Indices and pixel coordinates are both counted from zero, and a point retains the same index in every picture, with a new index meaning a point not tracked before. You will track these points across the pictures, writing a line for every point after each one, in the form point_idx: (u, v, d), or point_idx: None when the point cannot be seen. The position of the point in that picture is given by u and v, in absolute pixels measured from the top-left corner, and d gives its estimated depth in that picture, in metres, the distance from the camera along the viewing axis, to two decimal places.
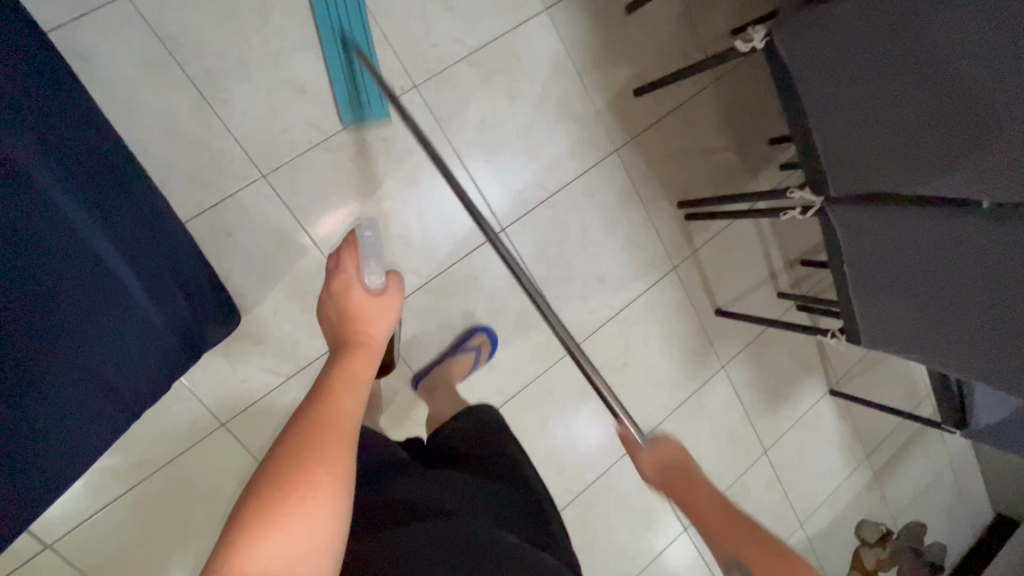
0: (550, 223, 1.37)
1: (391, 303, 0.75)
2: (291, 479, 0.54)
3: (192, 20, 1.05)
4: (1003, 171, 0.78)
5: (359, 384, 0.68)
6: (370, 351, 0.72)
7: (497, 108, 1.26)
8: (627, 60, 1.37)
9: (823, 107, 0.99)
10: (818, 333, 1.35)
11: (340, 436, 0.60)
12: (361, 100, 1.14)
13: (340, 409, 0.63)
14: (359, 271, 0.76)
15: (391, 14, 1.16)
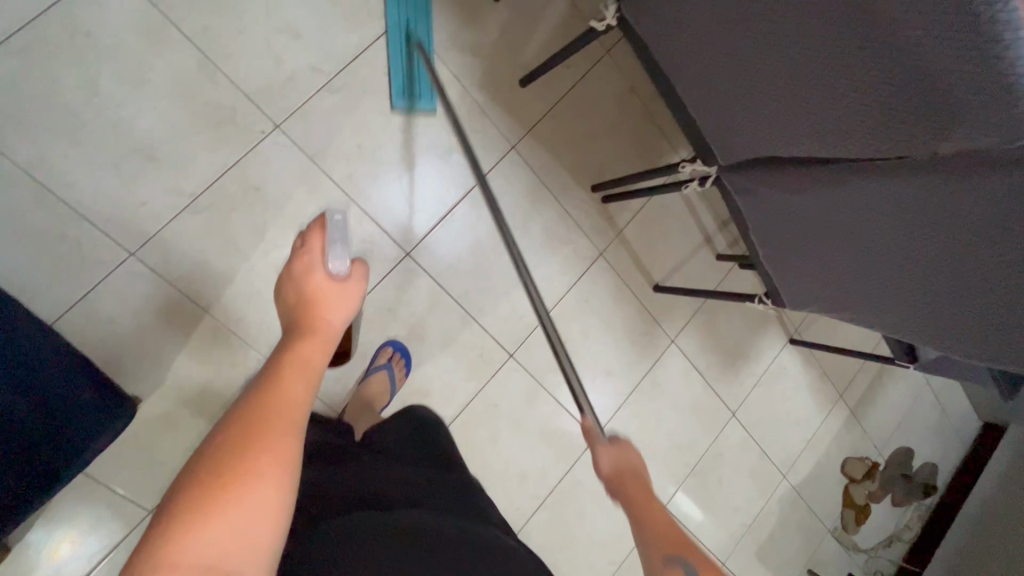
0: (459, 236, 1.31)
1: (350, 290, 0.75)
2: (232, 459, 0.47)
3: (11, 107, 0.96)
4: (857, 129, 0.72)
5: (310, 370, 0.61)
6: (325, 334, 0.67)
7: (374, 130, 1.20)
8: (504, 51, 1.29)
9: (699, 77, 0.92)
10: (747, 299, 1.33)
11: (286, 421, 0.52)
12: (413, 91, 1.21)
13: (289, 393, 0.55)
14: (323, 254, 0.76)
15: (233, 56, 1.09)
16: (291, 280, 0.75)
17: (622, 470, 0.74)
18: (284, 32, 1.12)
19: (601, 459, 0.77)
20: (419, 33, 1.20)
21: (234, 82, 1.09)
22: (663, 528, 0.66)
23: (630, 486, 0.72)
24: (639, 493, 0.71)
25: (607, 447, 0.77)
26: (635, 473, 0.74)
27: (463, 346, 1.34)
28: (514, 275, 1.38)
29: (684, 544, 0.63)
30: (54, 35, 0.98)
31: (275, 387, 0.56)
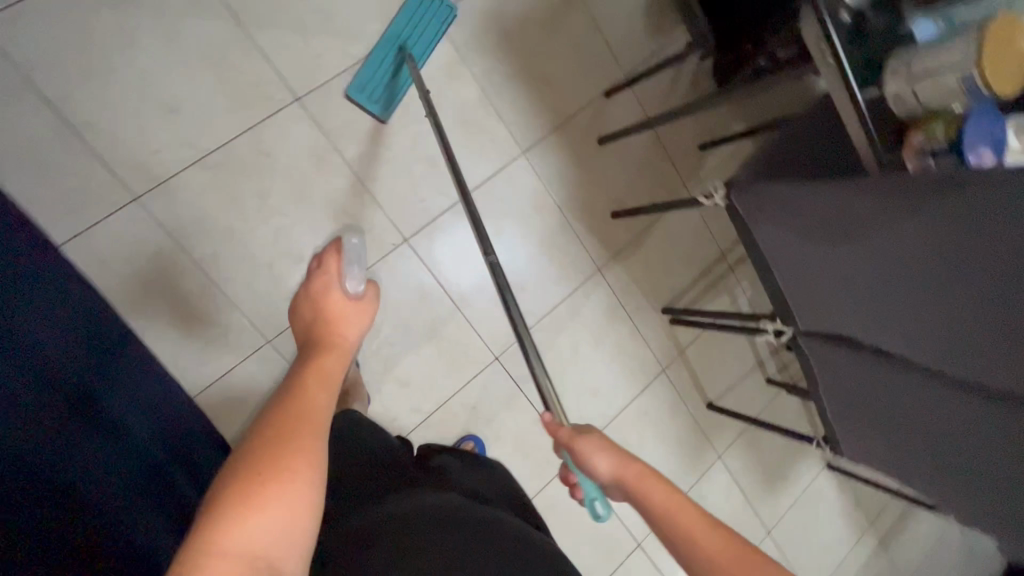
0: (542, 345, 1.43)
1: (363, 309, 0.84)
2: (269, 459, 0.56)
3: (197, 210, 1.11)
4: (967, 358, 0.83)
5: (328, 379, 0.71)
6: (342, 351, 0.78)
7: (484, 248, 1.35)
8: (603, 187, 1.45)
9: (789, 265, 1.04)
10: (803, 439, 1.43)
11: (313, 426, 0.62)
12: (393, 92, 1.23)
13: (314, 401, 0.65)
14: (341, 275, 0.85)
15: (379, 178, 1.24)
16: (309, 298, 0.84)
17: (624, 468, 0.74)
18: (423, 160, 1.28)
19: (593, 461, 0.76)
20: (414, 49, 1.23)
21: (376, 198, 1.25)
22: (713, 547, 0.64)
23: (640, 488, 0.72)
24: (664, 496, 0.71)
25: (593, 444, 0.77)
26: (637, 466, 0.74)
27: (532, 446, 1.44)
28: (585, 381, 1.49)
29: (739, 554, 0.63)
30: (241, 150, 1.13)
31: (300, 396, 0.66)
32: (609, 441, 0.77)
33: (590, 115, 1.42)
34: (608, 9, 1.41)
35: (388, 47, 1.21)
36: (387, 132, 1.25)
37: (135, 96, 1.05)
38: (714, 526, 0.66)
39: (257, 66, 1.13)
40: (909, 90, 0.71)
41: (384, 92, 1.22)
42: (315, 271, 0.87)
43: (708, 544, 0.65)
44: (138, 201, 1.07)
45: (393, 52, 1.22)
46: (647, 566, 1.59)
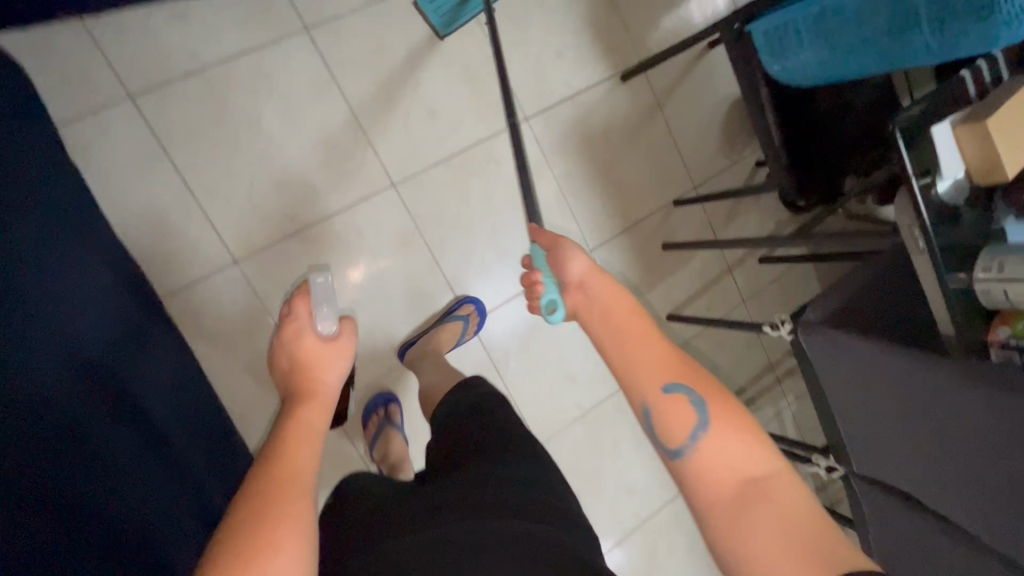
0: (584, 437, 1.44)
1: (341, 350, 0.75)
2: (252, 535, 0.49)
3: (287, 278, 1.19)
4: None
5: (313, 435, 0.64)
6: (324, 400, 0.70)
7: (541, 337, 1.39)
8: (662, 289, 1.49)
9: (854, 414, 0.99)
10: None
11: (299, 490, 0.55)
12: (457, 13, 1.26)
13: (295, 463, 0.58)
14: (312, 317, 0.77)
15: (453, 262, 1.30)
16: (283, 349, 0.75)
17: (596, 274, 0.74)
18: (496, 250, 1.33)
19: (570, 260, 0.75)
20: None
21: (449, 281, 1.30)
22: (656, 359, 0.66)
23: (604, 295, 0.72)
24: (626, 313, 0.70)
25: (575, 248, 0.76)
26: (609, 280, 0.73)
27: None
28: (620, 477, 1.49)
29: (682, 369, 0.66)
30: (334, 225, 1.21)
31: (281, 458, 0.58)
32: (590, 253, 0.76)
33: (657, 222, 1.47)
34: (686, 126, 1.48)
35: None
36: (468, 219, 1.30)
37: (250, 170, 1.15)
38: (667, 346, 0.68)
39: (360, 152, 1.23)
40: (1000, 290, 0.72)
41: (452, 8, 1.25)
42: (284, 316, 0.78)
43: (649, 357, 0.66)
44: (237, 264, 1.16)
45: None
46: None
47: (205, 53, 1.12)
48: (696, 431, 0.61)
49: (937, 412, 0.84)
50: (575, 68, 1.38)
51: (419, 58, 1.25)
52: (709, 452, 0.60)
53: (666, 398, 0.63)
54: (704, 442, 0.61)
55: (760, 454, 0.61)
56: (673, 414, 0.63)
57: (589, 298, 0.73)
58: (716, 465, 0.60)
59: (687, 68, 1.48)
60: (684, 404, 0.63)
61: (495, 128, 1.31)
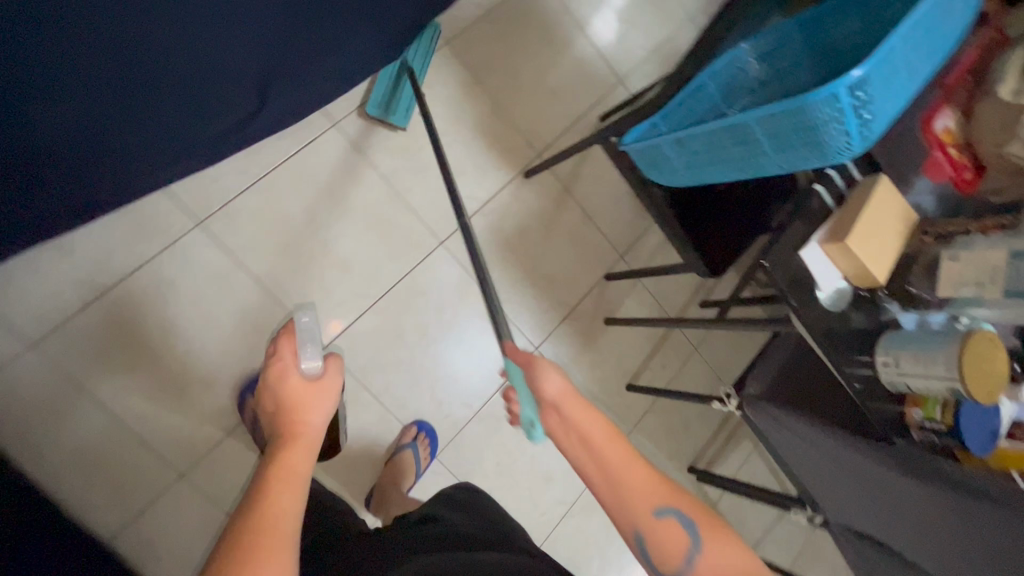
0: (575, 529, 1.44)
1: (326, 390, 0.71)
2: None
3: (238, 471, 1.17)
4: None
5: (294, 477, 0.61)
6: (309, 439, 0.67)
7: (508, 447, 1.39)
8: (615, 362, 1.51)
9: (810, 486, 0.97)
10: None
11: (278, 540, 0.54)
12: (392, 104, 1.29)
13: (274, 510, 0.57)
14: (296, 356, 0.73)
15: (404, 403, 1.30)
16: (267, 388, 0.72)
17: (570, 396, 0.73)
18: (443, 378, 1.34)
19: (546, 379, 0.73)
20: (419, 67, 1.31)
21: (403, 422, 1.30)
22: (648, 486, 0.68)
23: (579, 419, 0.71)
24: (605, 437, 0.70)
25: (548, 367, 0.74)
26: (586, 403, 0.72)
27: None
28: (620, 556, 1.49)
29: (662, 484, 0.69)
30: None
31: (261, 506, 0.57)
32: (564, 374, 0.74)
33: (594, 299, 1.50)
34: (599, 201, 1.52)
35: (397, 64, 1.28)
36: (408, 355, 1.31)
37: (177, 374, 1.14)
38: (651, 468, 0.69)
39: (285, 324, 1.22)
40: (903, 382, 0.76)
41: (387, 100, 1.29)
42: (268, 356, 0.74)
43: (636, 481, 0.68)
44: (182, 475, 1.13)
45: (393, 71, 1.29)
46: None
47: (103, 276, 1.10)
48: (690, 553, 0.66)
49: (875, 492, 0.85)
50: (478, 178, 1.41)
51: (322, 215, 1.26)
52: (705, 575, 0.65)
53: (660, 522, 0.66)
54: (703, 561, 0.66)
55: (745, 558, 0.67)
56: (669, 541, 0.66)
57: (563, 427, 0.72)
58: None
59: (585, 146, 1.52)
60: (677, 527, 0.66)
61: (413, 261, 1.33)
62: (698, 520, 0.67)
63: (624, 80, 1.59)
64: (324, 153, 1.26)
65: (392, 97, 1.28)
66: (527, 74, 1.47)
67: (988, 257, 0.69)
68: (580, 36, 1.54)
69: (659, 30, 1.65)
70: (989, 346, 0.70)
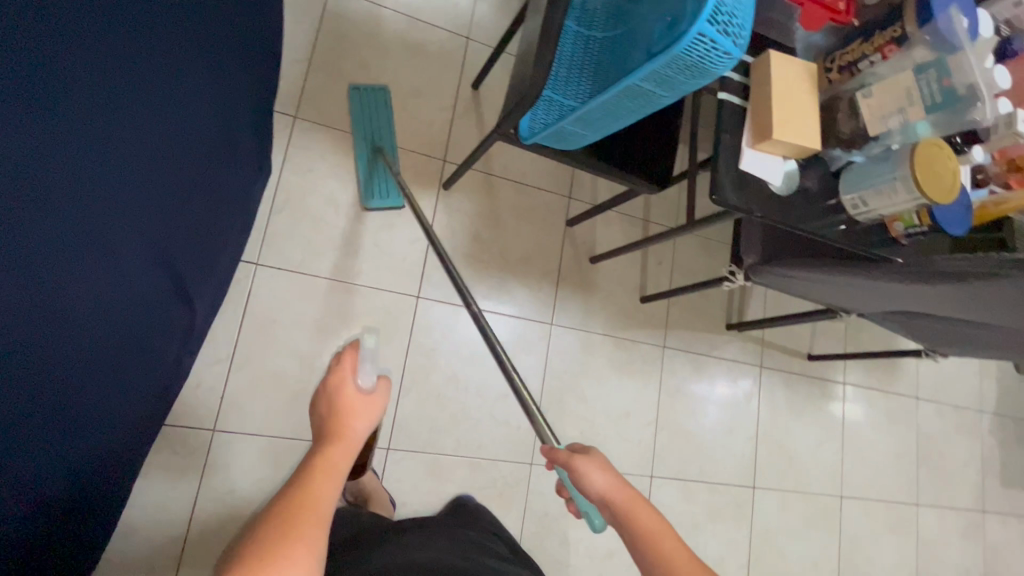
0: (671, 435, 1.56)
1: (378, 405, 0.75)
2: (272, 546, 0.52)
3: None
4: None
5: (340, 471, 0.65)
6: (351, 444, 0.69)
7: (581, 413, 1.48)
8: (620, 287, 1.56)
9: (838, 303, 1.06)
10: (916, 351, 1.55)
11: (319, 516, 0.57)
12: (375, 188, 1.32)
13: (321, 492, 0.60)
14: (354, 369, 0.77)
15: (480, 442, 1.37)
16: (324, 394, 0.75)
17: (624, 491, 0.73)
18: (495, 400, 1.40)
19: (589, 477, 0.75)
20: (386, 144, 1.34)
21: (491, 456, 1.38)
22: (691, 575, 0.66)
23: (629, 511, 0.71)
24: (652, 520, 0.71)
25: (592, 459, 0.75)
26: (630, 491, 0.73)
27: (722, 508, 1.59)
28: (719, 429, 1.63)
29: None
30: None
31: (302, 491, 0.60)
32: (605, 458, 0.76)
33: (570, 249, 1.52)
34: (520, 164, 1.49)
35: (367, 146, 1.32)
36: (458, 404, 1.37)
37: None
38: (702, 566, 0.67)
39: None
40: (877, 213, 0.81)
41: (380, 182, 1.32)
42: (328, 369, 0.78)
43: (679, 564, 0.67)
44: None
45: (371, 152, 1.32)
46: (858, 504, 1.78)
47: (172, 529, 1.11)
48: None
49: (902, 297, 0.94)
50: (407, 219, 1.37)
51: (306, 347, 1.25)
52: None
53: None
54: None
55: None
56: None
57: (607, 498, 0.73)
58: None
59: (477, 123, 1.47)
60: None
61: (406, 330, 1.35)
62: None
63: (469, 34, 1.50)
64: (268, 298, 1.23)
65: (374, 180, 1.31)
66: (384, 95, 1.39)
67: (897, 79, 0.73)
68: (405, 25, 1.44)
69: None
70: (935, 153, 0.75)
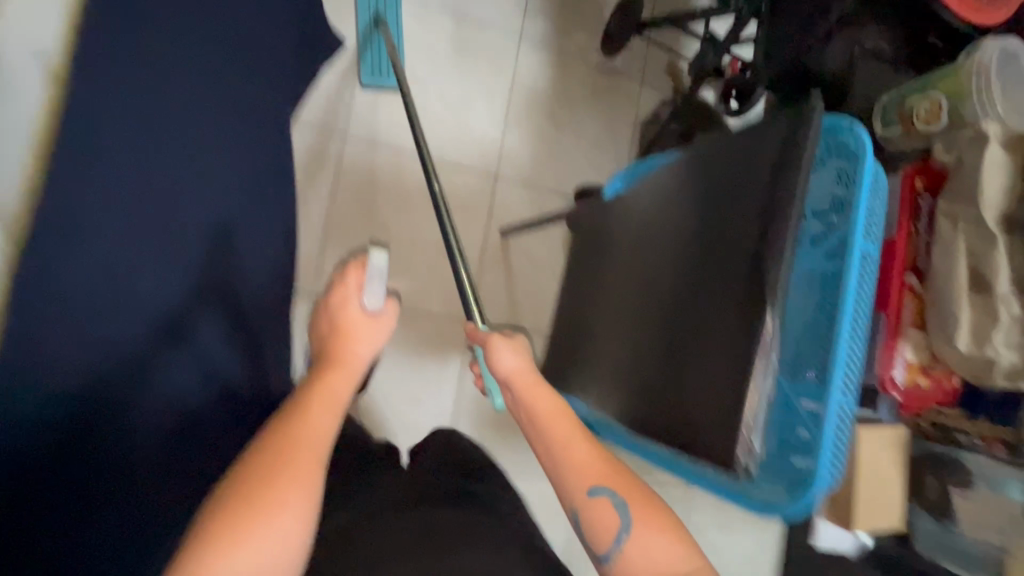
0: None
1: (381, 328, 0.75)
2: (259, 490, 0.53)
3: None
4: None
5: (337, 405, 0.63)
6: (352, 369, 0.69)
7: None
8: None
9: None
10: None
11: (309, 462, 0.56)
12: (377, 67, 1.26)
13: (316, 433, 0.58)
14: (359, 288, 0.76)
15: None
16: (325, 313, 0.75)
17: (525, 374, 0.69)
18: None
19: (497, 354, 0.71)
20: (389, 15, 1.27)
21: None
22: (587, 464, 0.64)
23: (529, 398, 0.68)
24: (548, 403, 0.67)
25: (502, 343, 0.71)
26: (536, 378, 0.69)
27: None
28: None
29: (612, 472, 0.64)
30: None
31: (297, 425, 0.59)
32: (528, 354, 0.72)
33: None
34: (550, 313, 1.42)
35: (368, 19, 1.25)
36: None
37: None
38: (594, 447, 0.65)
39: None
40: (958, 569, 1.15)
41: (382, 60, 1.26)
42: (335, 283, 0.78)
43: (590, 474, 0.63)
44: None
45: (371, 24, 1.25)
46: None
47: None
48: (620, 534, 0.61)
49: None
50: (432, 389, 1.32)
51: None
52: (633, 556, 0.61)
53: (593, 500, 0.62)
54: (629, 546, 0.61)
55: (683, 552, 0.61)
56: (600, 522, 0.62)
57: (511, 381, 0.70)
58: (642, 570, 0.60)
59: (505, 273, 1.38)
60: (609, 509, 0.62)
61: None
62: (629, 501, 0.62)
63: (498, 170, 1.37)
64: None
65: (374, 60, 1.25)
66: (406, 253, 1.30)
67: None
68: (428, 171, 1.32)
69: (493, 86, 1.37)
70: None
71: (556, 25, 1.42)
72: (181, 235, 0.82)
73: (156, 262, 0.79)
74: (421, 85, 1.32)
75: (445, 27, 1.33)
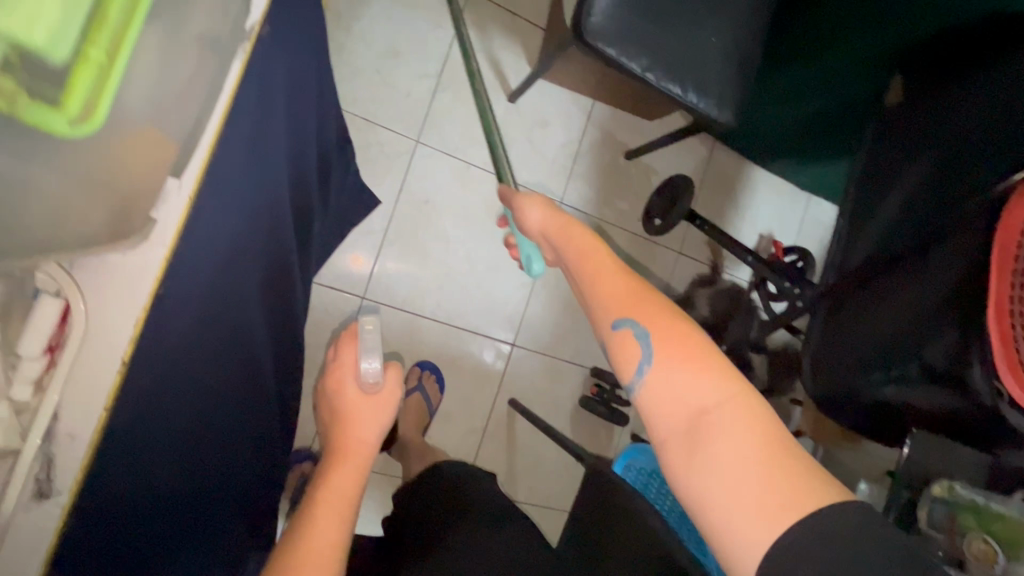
0: None
1: (383, 406, 0.64)
2: None
3: None
4: None
5: (346, 505, 0.56)
6: (357, 461, 0.60)
7: None
8: None
9: None
10: None
11: (324, 572, 0.50)
12: None
13: (321, 545, 0.52)
14: (355, 366, 0.65)
15: None
16: (326, 399, 0.65)
17: (556, 221, 0.57)
18: None
19: (524, 210, 0.59)
20: None
21: None
22: (615, 291, 0.49)
23: (562, 235, 0.55)
24: (575, 242, 0.54)
25: (529, 195, 0.60)
26: (569, 219, 0.56)
27: None
28: None
29: (639, 297, 0.48)
30: None
31: (304, 535, 0.52)
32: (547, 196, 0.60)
33: None
34: (546, 488, 1.37)
35: None
36: None
37: None
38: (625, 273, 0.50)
39: None
40: None
41: None
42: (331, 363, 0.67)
43: (609, 287, 0.49)
44: None
45: None
46: None
47: None
48: (643, 369, 0.45)
49: None
50: None
51: None
52: (659, 395, 0.44)
53: (614, 336, 0.47)
54: (653, 381, 0.45)
55: (718, 381, 0.43)
56: (619, 356, 0.47)
57: (552, 230, 0.57)
58: (659, 410, 0.44)
59: (507, 444, 1.33)
60: (632, 343, 0.46)
61: None
62: (655, 334, 0.46)
63: (515, 338, 1.33)
64: None
65: None
66: None
67: None
68: (445, 335, 1.27)
69: None
70: None
71: (600, 191, 1.37)
72: (264, 200, 0.57)
73: (243, 196, 0.54)
74: (451, 245, 1.26)
75: (488, 188, 1.28)
